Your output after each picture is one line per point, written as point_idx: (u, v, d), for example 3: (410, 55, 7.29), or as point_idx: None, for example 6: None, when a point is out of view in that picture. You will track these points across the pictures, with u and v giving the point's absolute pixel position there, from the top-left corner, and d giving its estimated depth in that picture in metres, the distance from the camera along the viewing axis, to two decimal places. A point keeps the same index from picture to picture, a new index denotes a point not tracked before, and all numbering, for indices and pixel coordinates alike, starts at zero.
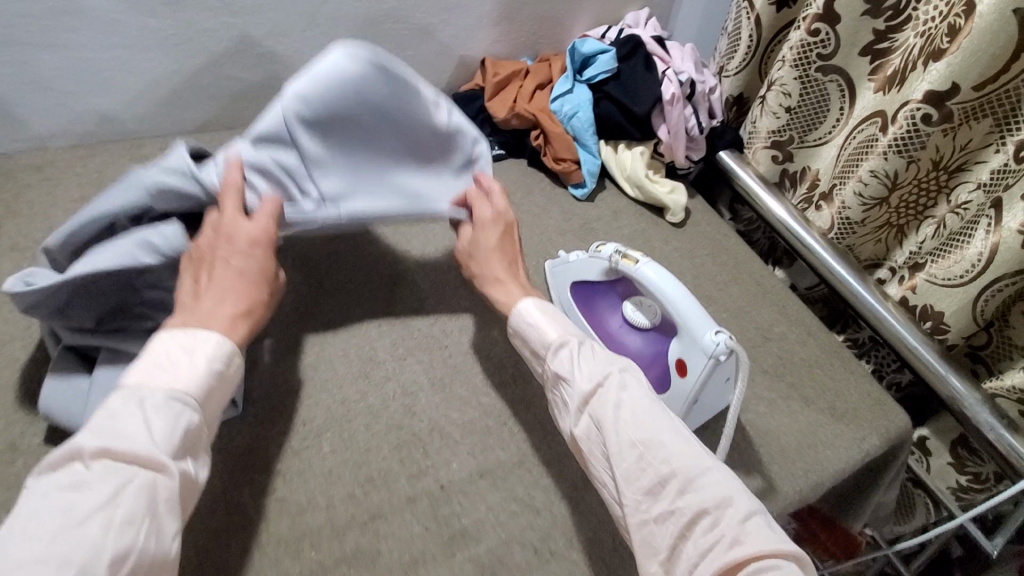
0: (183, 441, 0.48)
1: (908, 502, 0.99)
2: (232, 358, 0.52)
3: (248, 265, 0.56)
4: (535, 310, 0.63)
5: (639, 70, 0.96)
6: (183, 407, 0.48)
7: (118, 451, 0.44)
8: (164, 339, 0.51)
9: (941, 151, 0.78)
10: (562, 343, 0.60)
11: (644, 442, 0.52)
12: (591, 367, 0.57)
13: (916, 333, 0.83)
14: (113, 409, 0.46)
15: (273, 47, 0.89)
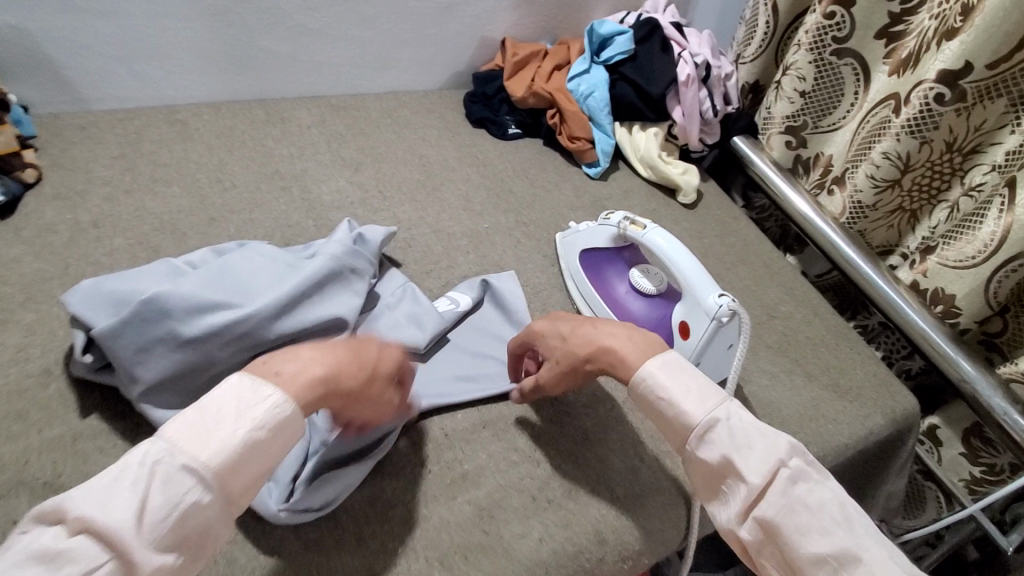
0: (181, 525, 0.39)
1: (919, 495, 0.95)
2: (280, 431, 0.43)
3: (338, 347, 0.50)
4: (661, 377, 0.50)
5: (655, 51, 0.97)
6: (194, 487, 0.39)
7: (98, 528, 0.35)
8: (224, 390, 0.43)
9: (955, 132, 0.78)
10: (712, 422, 0.48)
11: (839, 551, 0.42)
12: (754, 447, 0.46)
13: (927, 316, 0.82)
14: (123, 466, 0.38)
15: (303, 21, 0.93)
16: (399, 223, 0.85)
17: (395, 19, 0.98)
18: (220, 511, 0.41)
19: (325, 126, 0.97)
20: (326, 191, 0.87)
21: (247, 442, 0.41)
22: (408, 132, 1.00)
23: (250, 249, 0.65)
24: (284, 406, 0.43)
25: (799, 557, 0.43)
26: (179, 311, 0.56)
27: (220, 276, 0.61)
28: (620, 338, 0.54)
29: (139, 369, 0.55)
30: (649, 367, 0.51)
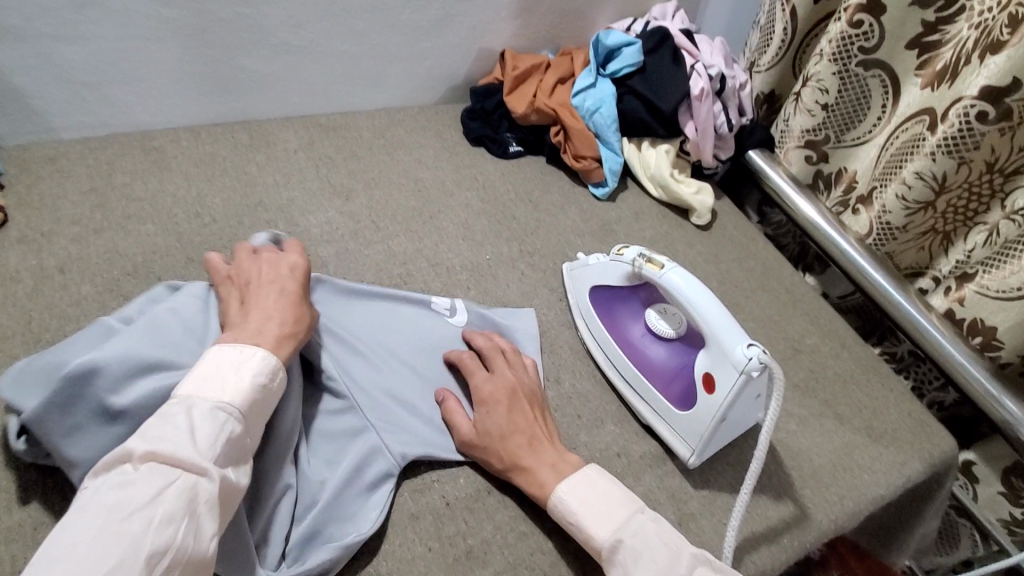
0: (228, 448, 0.45)
1: (951, 532, 0.89)
2: (275, 372, 0.51)
3: (278, 317, 0.55)
4: (572, 500, 0.53)
5: (665, 63, 0.91)
6: (228, 418, 0.46)
7: (163, 454, 0.42)
8: (214, 354, 0.49)
9: (996, 152, 0.72)
10: (615, 544, 0.50)
11: None
12: (659, 563, 0.48)
13: (964, 349, 0.76)
14: (163, 414, 0.45)
15: (287, 38, 0.86)
16: (394, 257, 0.79)
17: (387, 33, 0.92)
18: (250, 440, 0.48)
19: (313, 149, 0.91)
20: (315, 223, 0.80)
21: (256, 381, 0.49)
22: (402, 153, 0.94)
23: (183, 296, 0.59)
24: (270, 357, 0.51)
25: None
26: (108, 382, 0.50)
27: (154, 333, 0.55)
28: (543, 463, 0.56)
29: (79, 449, 0.49)
30: (568, 493, 0.53)
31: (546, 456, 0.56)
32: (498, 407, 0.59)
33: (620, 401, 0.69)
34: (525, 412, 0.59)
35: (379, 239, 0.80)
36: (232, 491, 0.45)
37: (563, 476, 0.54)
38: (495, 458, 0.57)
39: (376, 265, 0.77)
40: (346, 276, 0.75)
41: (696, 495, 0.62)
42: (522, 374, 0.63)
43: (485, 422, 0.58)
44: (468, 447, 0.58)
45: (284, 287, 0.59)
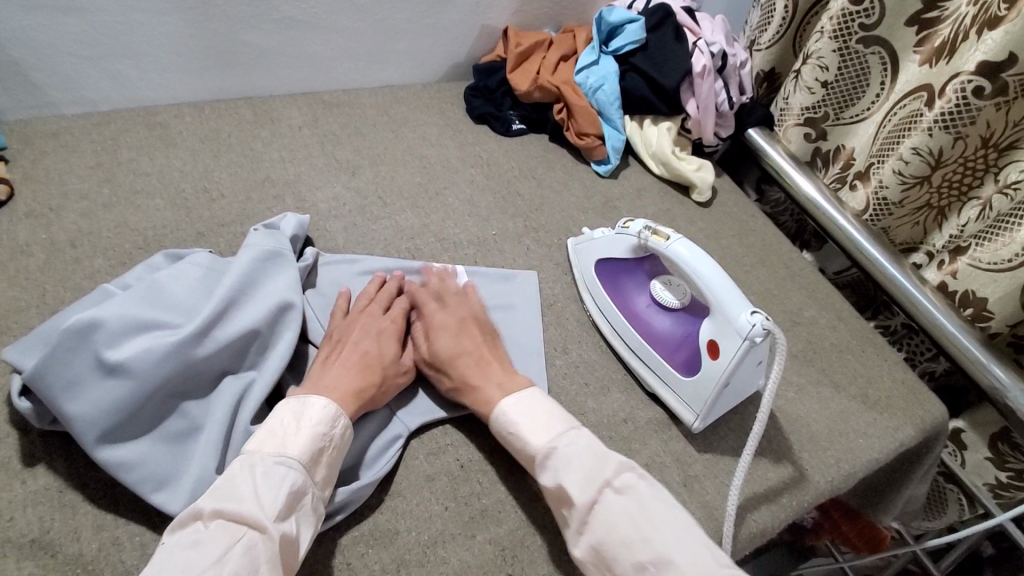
0: (290, 504, 0.47)
1: (939, 498, 0.91)
2: (336, 422, 0.52)
3: (357, 371, 0.57)
4: (515, 413, 0.56)
5: (667, 40, 0.92)
6: (290, 472, 0.48)
7: (228, 511, 0.44)
8: (283, 406, 0.52)
9: (992, 127, 0.74)
10: (549, 450, 0.53)
11: (653, 562, 0.47)
12: (586, 466, 0.52)
13: (954, 320, 0.79)
14: (229, 474, 0.47)
15: (290, 12, 0.86)
16: (401, 232, 0.80)
17: (391, 9, 0.92)
18: (317, 491, 0.49)
19: (318, 126, 0.91)
20: (322, 199, 0.81)
21: (315, 433, 0.50)
22: (406, 130, 0.94)
23: (182, 262, 0.61)
24: (330, 408, 0.52)
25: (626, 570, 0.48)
26: (107, 338, 0.52)
27: (152, 295, 0.57)
28: (490, 381, 0.59)
29: (75, 407, 0.50)
30: (512, 407, 0.56)
31: (493, 375, 0.60)
32: (447, 334, 0.62)
33: (626, 370, 0.71)
34: (477, 337, 0.63)
35: (385, 215, 0.81)
36: (295, 547, 0.46)
37: (508, 393, 0.58)
38: (448, 377, 0.60)
39: (384, 240, 0.78)
40: (355, 249, 0.76)
41: (700, 458, 0.64)
42: (468, 303, 0.67)
43: (438, 344, 0.62)
44: (424, 365, 0.62)
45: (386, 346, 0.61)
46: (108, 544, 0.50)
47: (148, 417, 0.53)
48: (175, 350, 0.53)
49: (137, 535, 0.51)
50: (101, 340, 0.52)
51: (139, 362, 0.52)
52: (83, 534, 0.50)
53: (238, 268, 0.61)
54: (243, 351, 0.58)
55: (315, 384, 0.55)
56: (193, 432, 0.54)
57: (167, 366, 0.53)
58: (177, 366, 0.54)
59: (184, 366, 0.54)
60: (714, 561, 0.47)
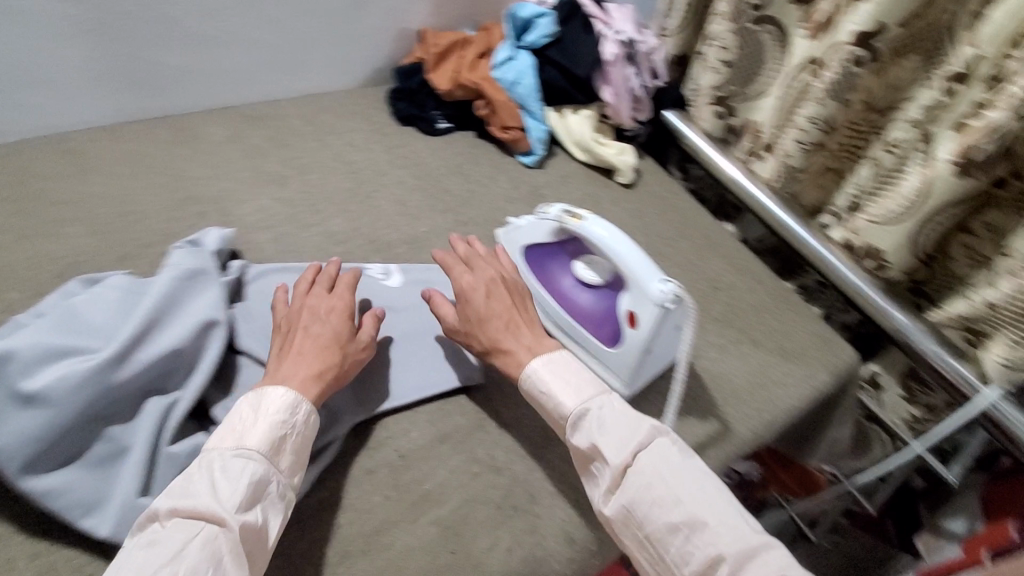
0: (253, 496, 0.49)
1: (865, 439, 0.99)
2: (297, 408, 0.54)
3: (310, 360, 0.58)
4: (546, 373, 0.60)
5: (577, 32, 0.95)
6: (249, 463, 0.50)
7: (185, 509, 0.46)
8: (238, 405, 0.54)
9: (874, 91, 0.81)
10: (581, 412, 0.58)
11: (688, 524, 0.52)
12: (620, 428, 0.56)
13: (858, 272, 0.86)
14: (189, 475, 0.50)
15: (200, 29, 0.85)
16: (331, 237, 0.81)
17: (305, 19, 0.92)
18: (282, 480, 0.52)
19: (240, 139, 0.91)
20: (248, 211, 0.81)
21: (275, 424, 0.52)
22: (332, 137, 0.95)
23: (100, 285, 0.61)
24: (285, 394, 0.54)
25: (659, 530, 0.52)
26: (22, 368, 0.52)
27: (68, 321, 0.57)
28: (520, 345, 0.63)
29: None
30: (545, 367, 0.60)
31: (517, 337, 0.63)
32: (483, 296, 0.65)
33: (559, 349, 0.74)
34: (506, 299, 0.66)
35: (314, 222, 0.82)
36: (262, 534, 0.48)
37: (536, 355, 0.62)
38: (476, 341, 0.64)
39: (315, 246, 0.79)
40: (285, 258, 0.77)
41: None
42: (497, 264, 0.69)
43: (470, 309, 0.65)
44: (454, 333, 0.66)
45: (326, 328, 0.61)
46: (44, 570, 0.50)
47: (71, 445, 0.53)
48: (93, 375, 0.54)
49: (74, 558, 0.51)
50: (15, 370, 0.52)
51: (57, 390, 0.52)
52: (16, 563, 0.50)
53: (157, 288, 0.61)
54: (168, 372, 0.59)
55: (274, 379, 0.56)
56: (118, 456, 0.55)
57: (87, 391, 0.53)
58: (98, 391, 0.54)
59: (106, 390, 0.54)
60: (747, 528, 0.52)
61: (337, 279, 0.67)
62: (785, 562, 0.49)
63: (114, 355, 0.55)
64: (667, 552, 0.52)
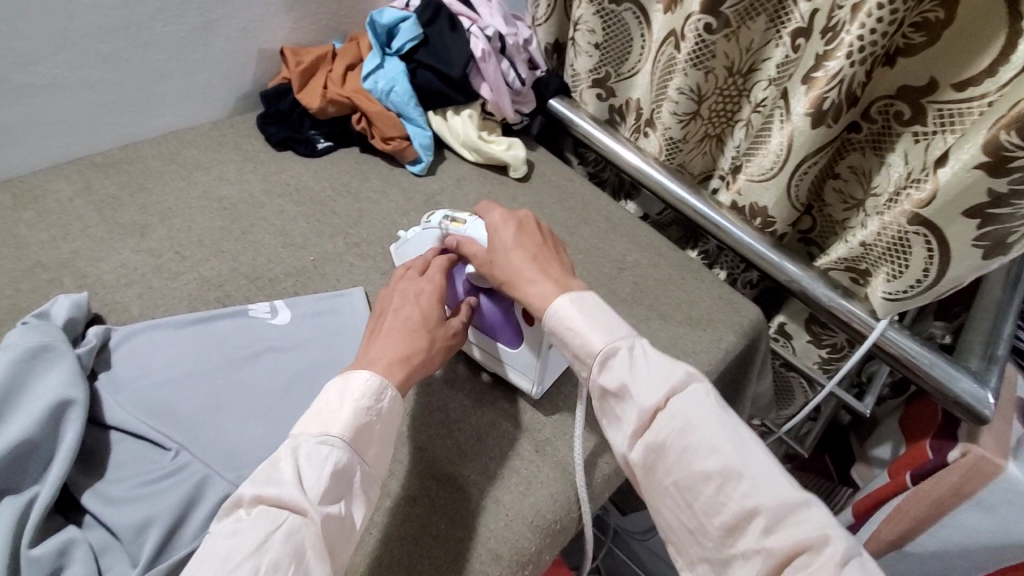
0: (332, 487, 0.47)
1: (786, 389, 1.03)
2: (381, 394, 0.53)
3: (397, 341, 0.58)
4: (582, 303, 0.58)
5: (444, 32, 0.92)
6: (332, 450, 0.48)
7: (270, 497, 0.45)
8: (328, 388, 0.53)
9: (730, 56, 0.84)
10: (612, 350, 0.54)
11: (722, 474, 0.48)
12: (653, 372, 0.53)
13: (750, 232, 0.88)
14: (275, 459, 0.48)
15: (27, 79, 0.76)
16: (208, 282, 0.75)
17: (146, 53, 0.84)
18: (365, 470, 0.50)
19: (93, 192, 0.83)
20: (107, 269, 0.74)
21: (357, 409, 0.51)
22: (199, 174, 0.88)
23: None
24: (372, 379, 0.53)
25: (690, 478, 0.49)
26: None
27: None
28: (548, 280, 0.60)
29: None
30: (581, 298, 0.58)
31: (541, 265, 0.62)
32: (514, 234, 0.64)
33: (467, 359, 0.72)
34: (536, 236, 0.65)
35: (188, 270, 0.76)
36: (344, 524, 0.48)
37: (567, 290, 0.59)
38: (501, 274, 0.63)
39: (190, 295, 0.73)
40: (156, 315, 0.71)
41: (548, 421, 0.68)
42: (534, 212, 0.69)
43: (498, 243, 0.64)
44: (479, 266, 0.64)
45: (406, 307, 0.61)
46: None
47: None
48: None
49: None
50: None
51: None
52: None
53: None
54: (18, 466, 0.52)
55: (364, 359, 0.56)
56: None
57: None
58: None
59: None
60: (790, 483, 0.48)
61: (431, 263, 0.66)
62: (829, 521, 0.46)
63: None
64: (697, 500, 0.49)
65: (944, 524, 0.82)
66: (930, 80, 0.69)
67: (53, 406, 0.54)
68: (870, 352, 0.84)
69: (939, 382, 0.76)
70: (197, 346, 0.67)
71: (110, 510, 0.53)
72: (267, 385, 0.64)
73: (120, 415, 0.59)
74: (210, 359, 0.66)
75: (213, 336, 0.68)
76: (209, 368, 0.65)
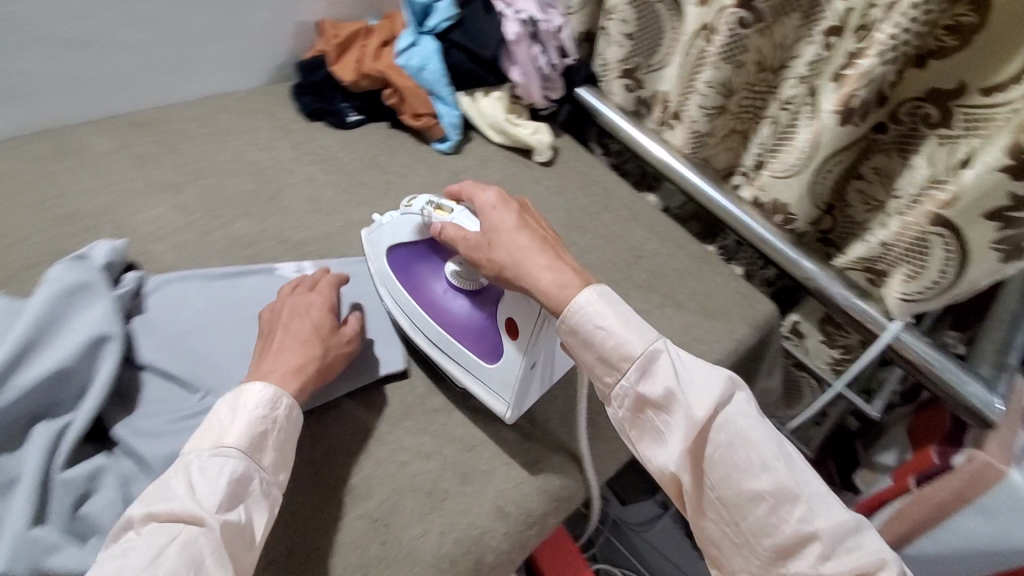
0: (230, 495, 0.48)
1: (795, 387, 1.03)
2: (277, 401, 0.54)
3: (290, 355, 0.59)
4: (607, 303, 0.54)
5: (478, 13, 0.94)
6: (228, 461, 0.49)
7: (162, 512, 0.45)
8: (222, 402, 0.52)
9: (762, 53, 0.84)
10: (653, 355, 0.52)
11: (779, 497, 0.49)
12: (696, 380, 0.52)
13: (769, 229, 0.90)
14: (166, 476, 0.48)
15: (70, 33, 0.78)
16: (238, 240, 0.77)
17: (190, 16, 0.86)
18: (265, 476, 0.51)
19: (130, 148, 0.85)
20: (142, 222, 0.77)
21: (254, 418, 0.51)
22: (233, 138, 0.90)
23: None
24: (267, 388, 0.54)
25: (742, 497, 0.50)
26: None
27: None
28: (563, 268, 0.57)
29: None
30: (600, 295, 0.55)
31: (552, 255, 0.58)
32: (516, 221, 0.61)
33: None
34: (536, 225, 0.62)
35: (219, 229, 0.78)
36: (245, 531, 0.48)
37: (585, 281, 0.56)
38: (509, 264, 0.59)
39: (220, 251, 0.76)
40: (187, 267, 0.73)
41: (561, 393, 0.69)
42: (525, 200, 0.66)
43: (502, 231, 0.61)
44: (471, 251, 0.61)
45: (294, 322, 0.62)
46: None
47: None
48: None
49: None
50: None
51: None
52: None
53: (35, 304, 0.56)
54: (55, 394, 0.54)
55: (257, 372, 0.57)
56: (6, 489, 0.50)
57: None
58: None
59: None
60: (841, 507, 0.50)
61: (319, 280, 0.68)
62: (882, 546, 0.48)
63: None
64: (746, 520, 0.50)
65: (945, 527, 0.82)
66: (959, 84, 0.70)
67: (91, 340, 0.56)
68: (882, 354, 0.85)
69: (946, 384, 0.77)
70: (229, 298, 0.69)
71: (140, 442, 0.55)
72: None
73: (153, 355, 0.61)
74: (239, 314, 0.68)
75: (243, 292, 0.70)
76: (236, 323, 0.67)
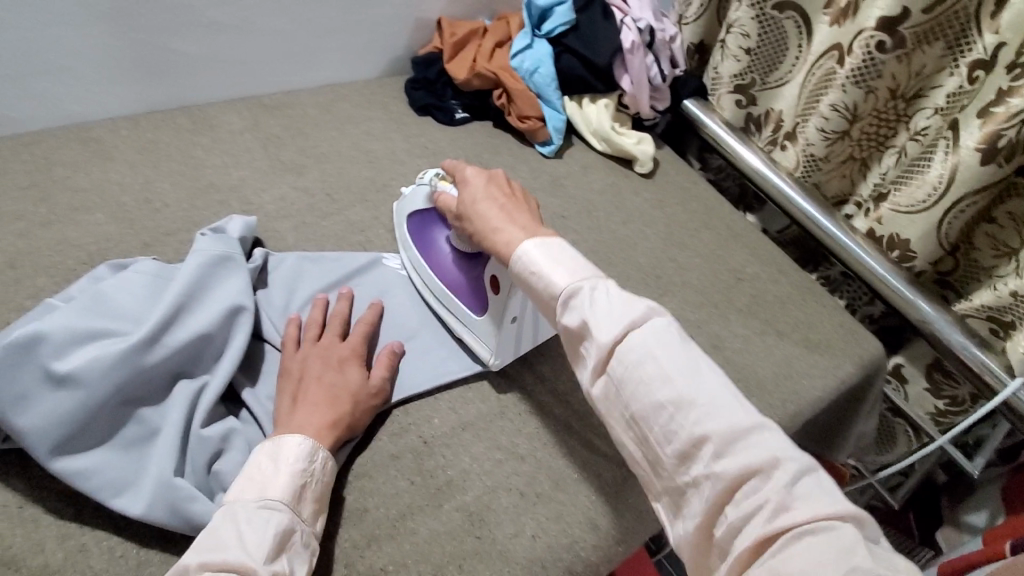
0: (278, 546, 0.47)
1: (889, 431, 0.97)
2: (315, 454, 0.53)
3: (319, 407, 0.57)
4: (540, 253, 0.55)
5: (596, 19, 0.94)
6: (273, 514, 0.48)
7: (214, 562, 0.44)
8: (261, 452, 0.52)
9: (897, 79, 0.80)
10: (573, 290, 0.51)
11: (675, 402, 0.44)
12: (611, 308, 0.49)
13: (885, 263, 0.84)
14: (211, 529, 0.47)
15: (218, 17, 0.85)
16: (352, 226, 0.81)
17: (322, 8, 0.91)
18: (306, 528, 0.50)
19: (259, 129, 0.91)
20: (268, 200, 0.82)
21: (295, 471, 0.51)
22: (351, 127, 0.94)
23: (129, 270, 0.62)
24: (305, 442, 0.53)
25: (644, 409, 0.45)
26: (53, 348, 0.53)
27: (95, 306, 0.58)
28: (516, 228, 0.59)
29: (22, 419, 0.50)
30: (538, 247, 0.55)
31: (508, 215, 0.61)
32: (483, 189, 0.64)
33: None
34: (502, 189, 0.64)
35: (335, 212, 0.82)
36: None
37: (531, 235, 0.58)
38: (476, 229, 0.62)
39: (336, 235, 0.80)
40: (306, 246, 0.78)
41: None
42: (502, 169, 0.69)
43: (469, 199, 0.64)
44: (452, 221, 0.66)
45: (321, 370, 0.60)
46: (76, 550, 0.52)
47: (107, 426, 0.54)
48: (125, 356, 0.54)
49: (104, 539, 0.53)
50: (51, 351, 0.53)
51: (92, 372, 0.52)
52: (47, 545, 0.51)
53: (185, 271, 0.61)
54: (196, 356, 0.59)
55: (291, 424, 0.55)
56: (151, 437, 0.55)
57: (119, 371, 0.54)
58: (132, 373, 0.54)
59: (138, 374, 0.55)
60: (739, 408, 0.44)
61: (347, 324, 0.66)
62: (780, 445, 0.42)
63: (143, 337, 0.56)
64: (649, 431, 0.45)
65: None
66: None
67: (229, 309, 0.61)
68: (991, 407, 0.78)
69: None
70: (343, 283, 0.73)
71: (263, 410, 0.60)
72: (398, 326, 0.71)
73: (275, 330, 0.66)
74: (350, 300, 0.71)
75: (356, 279, 0.74)
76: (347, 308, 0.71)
